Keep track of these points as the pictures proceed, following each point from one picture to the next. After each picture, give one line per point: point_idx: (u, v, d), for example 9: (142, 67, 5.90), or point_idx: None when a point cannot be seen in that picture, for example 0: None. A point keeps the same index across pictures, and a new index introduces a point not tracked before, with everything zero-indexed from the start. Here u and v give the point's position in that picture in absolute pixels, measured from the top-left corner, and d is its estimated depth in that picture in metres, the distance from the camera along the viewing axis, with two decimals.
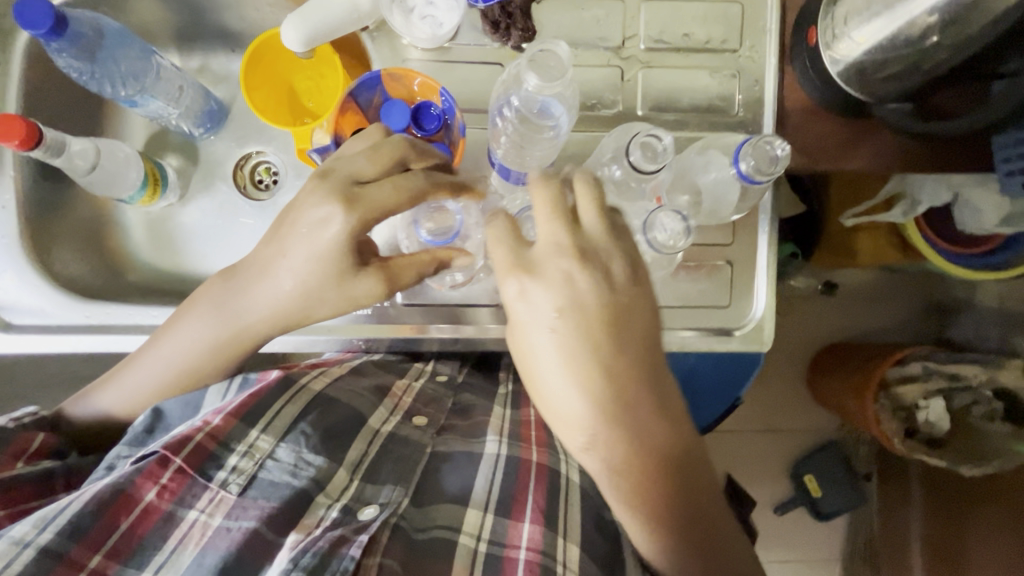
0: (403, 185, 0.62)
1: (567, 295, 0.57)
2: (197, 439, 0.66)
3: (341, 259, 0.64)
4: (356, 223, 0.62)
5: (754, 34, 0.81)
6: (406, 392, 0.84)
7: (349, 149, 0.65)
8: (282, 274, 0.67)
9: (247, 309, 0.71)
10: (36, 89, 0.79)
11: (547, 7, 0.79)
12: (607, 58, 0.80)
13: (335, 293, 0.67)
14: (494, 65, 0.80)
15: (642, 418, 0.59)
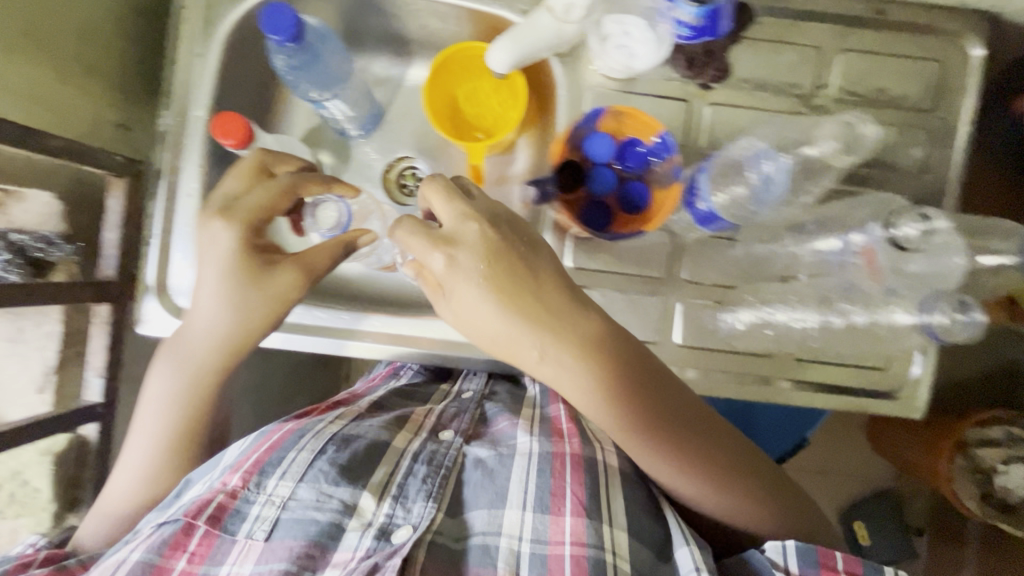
0: (273, 187, 0.71)
1: (465, 246, 0.63)
2: (217, 500, 0.64)
3: (247, 261, 0.69)
4: (243, 230, 0.69)
5: (950, 96, 0.79)
6: (427, 414, 0.78)
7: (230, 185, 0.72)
8: (207, 303, 0.70)
9: (187, 338, 0.72)
10: (228, 77, 0.79)
11: (745, 49, 0.78)
12: (796, 105, 0.79)
13: (263, 298, 0.70)
14: (680, 101, 0.79)
15: (586, 331, 0.64)
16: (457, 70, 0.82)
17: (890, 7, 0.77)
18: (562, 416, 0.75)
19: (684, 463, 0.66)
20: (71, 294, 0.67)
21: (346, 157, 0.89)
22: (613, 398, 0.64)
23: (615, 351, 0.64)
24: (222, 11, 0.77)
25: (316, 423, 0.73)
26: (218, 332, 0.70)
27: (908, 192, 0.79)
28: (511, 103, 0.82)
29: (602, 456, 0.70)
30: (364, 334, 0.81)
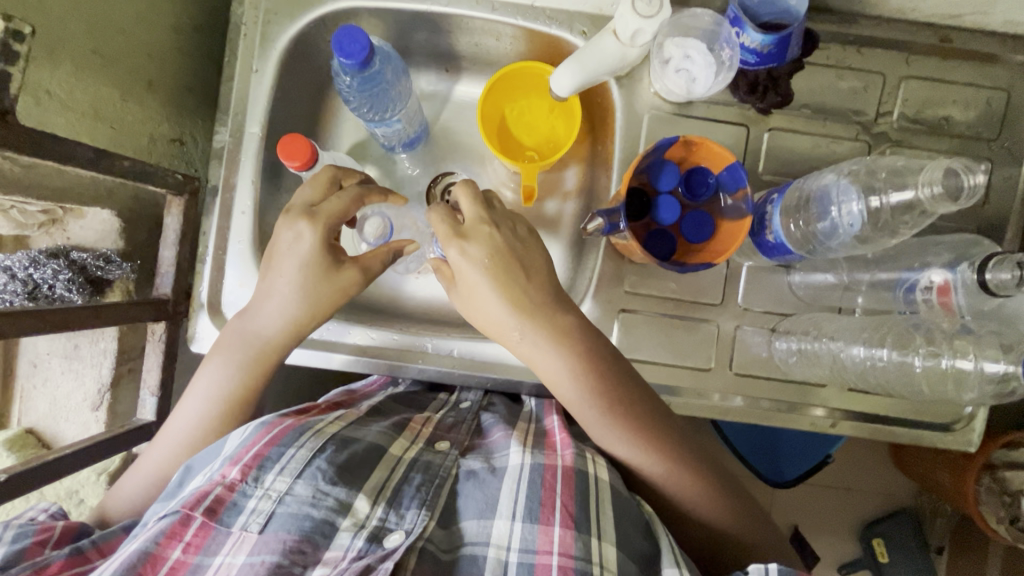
0: (346, 195, 0.68)
1: (482, 235, 0.67)
2: (215, 492, 0.57)
3: (319, 259, 0.67)
4: (325, 232, 0.67)
5: (1016, 126, 0.77)
6: (425, 421, 0.74)
7: (304, 193, 0.69)
8: (278, 290, 0.68)
9: (255, 319, 0.69)
10: (282, 94, 0.78)
11: (807, 75, 0.77)
12: (857, 132, 0.77)
13: (330, 288, 0.68)
14: (739, 125, 0.78)
15: (563, 323, 0.69)
16: (508, 90, 0.82)
17: (958, 34, 0.75)
18: (556, 428, 0.72)
19: (645, 451, 0.67)
20: (134, 315, 0.66)
21: (391, 170, 0.88)
22: (585, 379, 0.68)
23: (588, 342, 0.69)
24: (278, 28, 0.76)
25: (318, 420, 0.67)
26: (290, 318, 0.68)
27: (970, 223, 0.78)
28: (563, 123, 0.82)
29: (593, 469, 0.64)
30: (415, 354, 0.81)
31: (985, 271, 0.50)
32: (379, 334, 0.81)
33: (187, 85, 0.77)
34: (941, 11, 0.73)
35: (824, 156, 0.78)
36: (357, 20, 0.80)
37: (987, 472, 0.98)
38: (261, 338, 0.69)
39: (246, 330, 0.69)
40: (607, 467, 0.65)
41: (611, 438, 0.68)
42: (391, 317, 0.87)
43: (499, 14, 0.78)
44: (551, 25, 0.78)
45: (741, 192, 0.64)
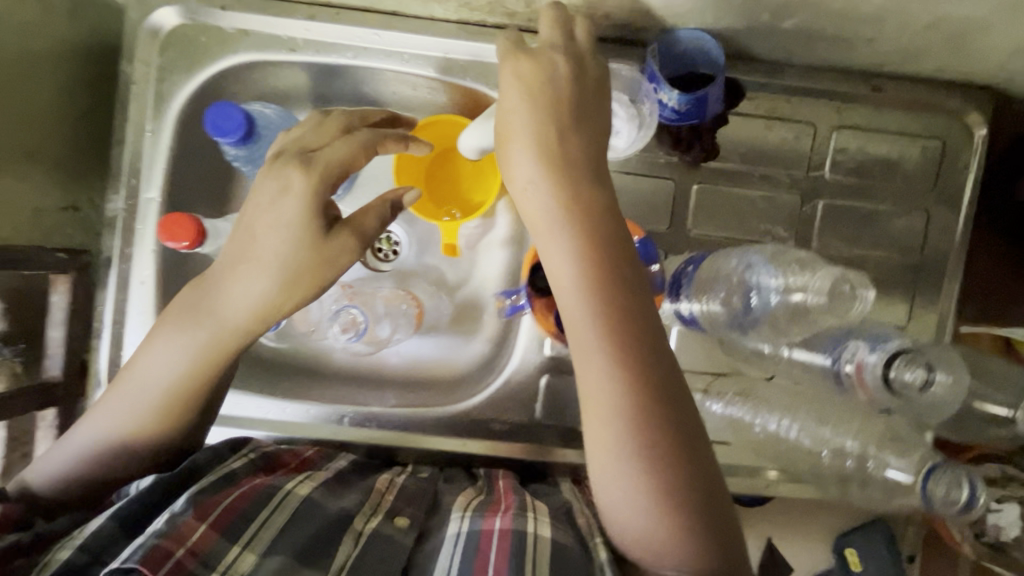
0: (352, 139, 0.61)
1: (557, 77, 0.58)
2: (176, 557, 0.49)
3: (307, 223, 0.58)
4: (318, 185, 0.59)
5: (953, 174, 0.74)
6: (387, 487, 0.67)
7: (310, 137, 0.61)
8: (252, 275, 0.58)
9: (221, 304, 0.59)
10: (181, 155, 0.73)
11: (735, 126, 0.73)
12: (788, 184, 0.75)
13: (313, 258, 0.59)
14: (665, 180, 0.74)
15: (599, 256, 0.53)
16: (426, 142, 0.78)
17: (890, 81, 0.72)
18: (505, 496, 0.65)
19: (637, 453, 0.50)
20: (14, 409, 0.62)
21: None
22: (611, 340, 0.51)
23: (629, 314, 0.52)
24: (174, 85, 0.72)
25: (286, 480, 0.61)
26: (263, 302, 0.59)
27: (902, 274, 0.76)
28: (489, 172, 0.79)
29: (534, 528, 0.56)
30: (331, 429, 0.78)
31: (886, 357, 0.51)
32: (293, 406, 0.79)
33: (78, 147, 0.72)
34: (874, 60, 0.69)
35: (754, 209, 0.75)
36: (262, 73, 0.74)
37: None
38: (227, 310, 0.59)
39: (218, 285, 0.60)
40: (551, 523, 0.58)
41: (608, 409, 0.51)
42: (314, 382, 0.83)
43: (411, 67, 0.73)
44: (465, 78, 0.73)
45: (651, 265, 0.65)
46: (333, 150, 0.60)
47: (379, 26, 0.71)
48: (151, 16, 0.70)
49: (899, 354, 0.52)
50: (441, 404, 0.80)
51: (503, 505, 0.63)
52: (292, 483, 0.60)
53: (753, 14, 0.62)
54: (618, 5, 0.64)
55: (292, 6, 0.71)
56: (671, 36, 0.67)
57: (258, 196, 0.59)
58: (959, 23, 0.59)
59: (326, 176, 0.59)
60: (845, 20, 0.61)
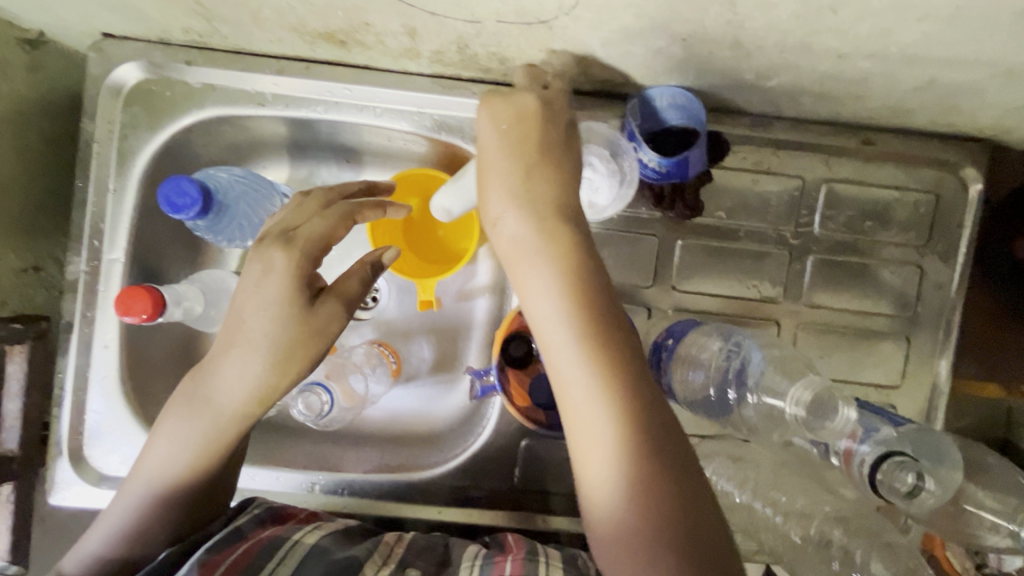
0: (330, 213, 0.60)
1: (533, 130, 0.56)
2: None
3: (293, 297, 0.56)
4: (300, 261, 0.57)
5: (947, 228, 0.71)
6: (397, 538, 0.65)
7: (290, 215, 0.60)
8: (239, 355, 0.56)
9: (214, 391, 0.57)
10: (147, 213, 0.71)
11: (720, 181, 0.70)
12: (777, 239, 0.71)
13: (302, 337, 0.57)
14: (649, 237, 0.71)
15: (577, 287, 0.51)
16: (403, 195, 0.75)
17: (880, 134, 0.69)
18: (512, 540, 0.64)
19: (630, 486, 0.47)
20: None
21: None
22: (599, 370, 0.49)
23: (615, 346, 0.50)
24: (137, 143, 0.69)
25: (294, 530, 0.61)
26: (257, 385, 0.57)
27: (898, 332, 0.73)
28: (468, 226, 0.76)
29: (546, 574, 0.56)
30: (305, 497, 0.75)
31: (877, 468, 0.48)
32: (264, 472, 0.75)
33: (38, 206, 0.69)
34: (864, 115, 0.66)
35: (741, 267, 0.72)
36: (230, 127, 0.72)
37: None
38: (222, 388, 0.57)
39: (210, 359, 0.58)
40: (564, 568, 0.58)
41: (609, 486, 0.48)
42: (287, 441, 0.79)
43: (384, 120, 0.70)
44: (440, 132, 0.70)
45: None
46: (313, 222, 0.59)
47: (350, 80, 0.69)
48: (112, 72, 0.67)
49: (891, 456, 0.49)
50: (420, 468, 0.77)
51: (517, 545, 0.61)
52: (302, 533, 0.60)
53: (735, 75, 0.59)
54: (597, 63, 0.61)
55: (259, 60, 0.68)
56: (651, 91, 0.64)
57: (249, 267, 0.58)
58: (951, 85, 0.56)
59: (306, 247, 0.58)
60: (831, 81, 0.58)
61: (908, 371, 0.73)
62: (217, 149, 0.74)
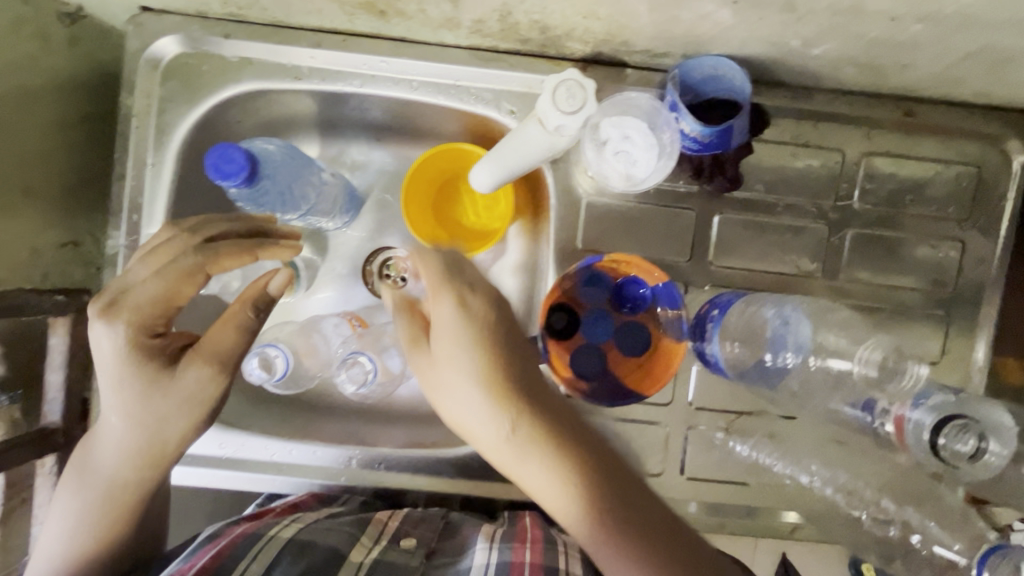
0: (166, 272, 0.57)
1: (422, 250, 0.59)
2: None
3: (142, 369, 0.56)
4: (138, 331, 0.56)
5: (988, 203, 0.71)
6: (391, 516, 0.72)
7: (135, 271, 0.57)
8: (110, 410, 0.57)
9: (97, 458, 0.59)
10: (185, 188, 0.71)
11: (759, 155, 0.70)
12: (815, 214, 0.71)
13: (173, 405, 0.58)
14: (687, 211, 0.71)
15: (469, 339, 0.54)
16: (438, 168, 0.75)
17: (923, 107, 0.68)
18: (528, 525, 0.69)
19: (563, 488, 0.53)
20: (10, 461, 0.61)
21: (324, 245, 0.79)
22: (503, 415, 0.55)
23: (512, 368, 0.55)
24: (175, 117, 0.69)
25: (272, 524, 0.66)
26: (125, 448, 0.58)
27: (936, 308, 0.72)
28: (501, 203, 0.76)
29: (562, 564, 0.62)
30: (340, 472, 0.75)
31: (938, 438, 0.49)
32: (297, 447, 0.75)
33: (77, 180, 0.70)
34: (905, 86, 0.66)
35: (779, 241, 0.71)
36: (266, 102, 0.72)
37: None
38: (110, 468, 0.59)
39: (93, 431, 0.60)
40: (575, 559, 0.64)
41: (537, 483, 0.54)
42: (320, 418, 0.79)
43: (419, 94, 0.70)
44: (477, 105, 0.70)
45: (676, 311, 0.59)
46: (157, 300, 0.57)
47: (387, 53, 0.68)
48: (151, 45, 0.67)
49: (949, 422, 0.48)
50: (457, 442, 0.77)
51: (529, 531, 0.68)
52: (279, 527, 0.65)
53: (781, 42, 0.59)
54: (640, 32, 0.60)
55: (296, 33, 0.68)
56: (694, 61, 0.63)
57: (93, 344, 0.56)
58: (1004, 52, 0.55)
59: (140, 323, 0.56)
60: (879, 48, 0.58)
61: (947, 347, 0.72)
62: (252, 125, 0.74)
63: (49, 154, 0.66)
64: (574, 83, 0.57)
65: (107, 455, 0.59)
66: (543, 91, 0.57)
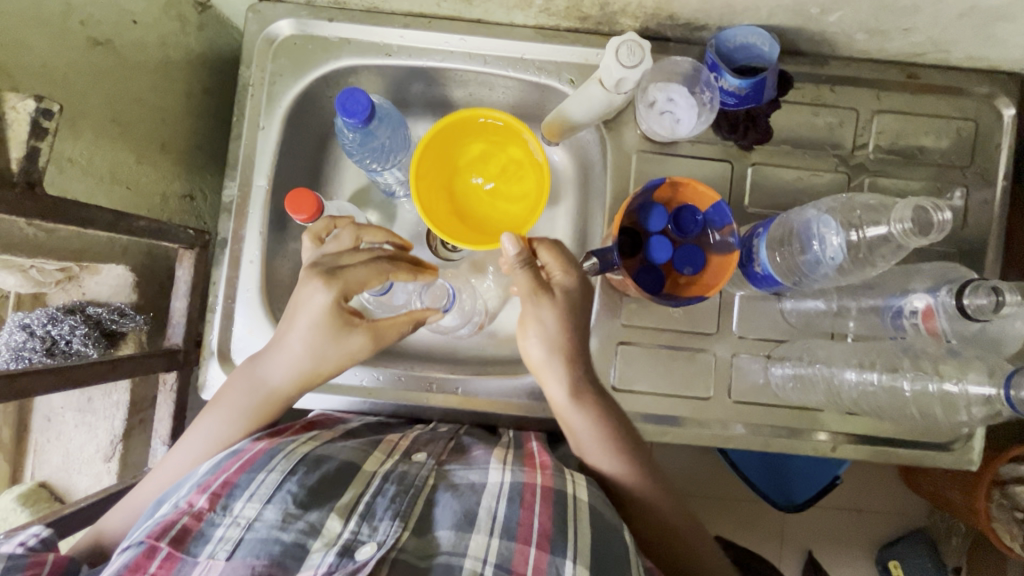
0: (372, 265, 0.68)
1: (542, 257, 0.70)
2: (181, 521, 0.55)
3: (333, 321, 0.66)
4: (340, 296, 0.66)
5: (986, 152, 0.81)
6: (402, 437, 0.72)
7: (344, 256, 0.69)
8: (296, 343, 0.67)
9: (267, 370, 0.69)
10: (287, 148, 0.82)
11: (785, 113, 0.81)
12: (835, 164, 0.81)
13: (336, 350, 0.68)
14: (724, 162, 0.81)
15: (570, 344, 0.71)
16: (431, 185, 0.80)
17: (923, 71, 0.80)
18: (537, 451, 0.70)
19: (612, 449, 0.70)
20: (146, 366, 0.69)
21: (393, 212, 0.90)
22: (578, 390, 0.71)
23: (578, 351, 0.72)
24: (283, 87, 0.80)
25: (289, 442, 0.65)
26: (298, 373, 0.68)
27: (950, 246, 0.81)
28: (475, 135, 0.81)
29: (572, 490, 0.62)
30: (422, 395, 0.81)
31: (962, 297, 0.54)
32: (379, 371, 0.82)
33: (197, 143, 0.81)
34: (906, 51, 0.77)
35: (807, 188, 0.81)
36: (358, 77, 0.83)
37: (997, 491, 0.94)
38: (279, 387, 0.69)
39: (266, 353, 0.69)
40: (588, 487, 0.64)
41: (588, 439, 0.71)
42: (394, 358, 0.86)
43: (491, 67, 0.82)
44: (541, 75, 0.81)
45: (728, 227, 0.68)
46: (355, 283, 0.67)
47: (465, 32, 0.80)
48: (268, 26, 0.79)
49: (966, 284, 0.54)
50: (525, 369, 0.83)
51: (544, 458, 0.67)
52: (296, 445, 0.64)
53: (804, 10, 0.71)
54: (686, 4, 0.72)
55: (389, 17, 0.80)
56: (729, 31, 0.75)
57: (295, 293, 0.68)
58: (990, 11, 0.67)
59: (342, 292, 0.66)
60: (886, 13, 0.69)
61: None
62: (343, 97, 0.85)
63: (178, 112, 0.77)
64: (633, 42, 0.68)
65: (281, 374, 0.68)
66: (607, 51, 0.69)
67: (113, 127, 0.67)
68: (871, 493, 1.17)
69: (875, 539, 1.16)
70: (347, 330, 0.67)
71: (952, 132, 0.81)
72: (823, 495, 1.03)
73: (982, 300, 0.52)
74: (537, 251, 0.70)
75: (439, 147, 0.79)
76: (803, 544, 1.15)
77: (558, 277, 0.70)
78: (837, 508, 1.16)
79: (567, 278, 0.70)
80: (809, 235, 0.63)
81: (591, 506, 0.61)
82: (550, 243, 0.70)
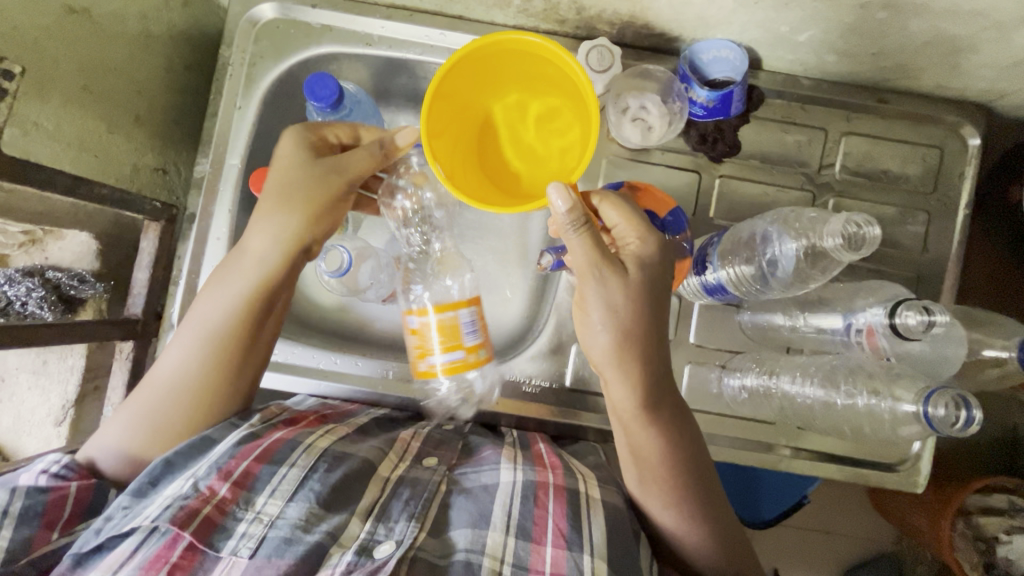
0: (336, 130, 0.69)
1: (614, 217, 0.62)
2: (204, 511, 0.55)
3: (305, 164, 0.66)
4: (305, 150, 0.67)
5: (951, 181, 0.82)
6: (414, 436, 0.72)
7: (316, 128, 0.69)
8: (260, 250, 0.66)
9: (235, 275, 0.67)
10: (263, 129, 0.83)
11: (755, 127, 0.81)
12: (802, 182, 0.82)
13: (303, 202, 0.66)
14: (692, 172, 0.82)
15: (637, 326, 0.61)
16: (452, 143, 0.64)
17: (893, 95, 0.82)
18: (545, 453, 0.70)
19: (663, 443, 0.64)
20: (103, 333, 0.70)
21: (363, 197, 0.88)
22: (635, 384, 0.63)
23: (648, 338, 0.62)
24: (263, 69, 0.81)
25: (307, 433, 0.65)
26: (278, 243, 0.66)
27: (909, 269, 0.82)
28: (463, 80, 0.62)
29: (584, 488, 0.63)
30: (379, 381, 0.82)
31: (895, 315, 0.56)
32: (345, 358, 0.83)
33: (174, 119, 0.82)
34: (874, 76, 0.79)
35: (771, 203, 0.81)
36: (338, 65, 0.84)
37: (959, 519, 0.93)
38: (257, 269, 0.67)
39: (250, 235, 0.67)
40: (596, 484, 0.65)
41: (636, 433, 0.65)
42: (358, 344, 0.87)
43: None
44: None
45: (681, 235, 0.70)
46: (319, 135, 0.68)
47: (446, 28, 0.81)
48: (251, 10, 0.81)
49: (900, 303, 0.56)
50: (498, 361, 0.84)
51: (552, 459, 0.68)
52: (315, 437, 0.64)
53: (773, 28, 0.72)
54: (656, 15, 0.74)
55: (371, 8, 0.81)
56: (701, 44, 0.76)
57: (276, 163, 0.67)
58: (953, 40, 0.68)
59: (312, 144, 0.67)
60: (852, 35, 0.71)
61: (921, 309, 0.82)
62: None
63: (156, 86, 0.78)
64: (603, 49, 0.76)
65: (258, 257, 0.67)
66: (578, 54, 0.77)
67: (87, 96, 0.68)
68: (834, 518, 1.16)
69: (840, 563, 1.15)
70: (328, 184, 0.66)
71: (919, 156, 0.82)
72: (789, 511, 1.03)
73: (911, 321, 0.54)
74: (600, 208, 0.63)
75: (449, 99, 0.62)
76: (768, 562, 1.15)
77: (629, 245, 0.62)
78: (803, 528, 1.16)
79: (642, 246, 0.61)
80: (758, 248, 0.65)
81: (605, 502, 0.62)
82: (614, 198, 0.63)
